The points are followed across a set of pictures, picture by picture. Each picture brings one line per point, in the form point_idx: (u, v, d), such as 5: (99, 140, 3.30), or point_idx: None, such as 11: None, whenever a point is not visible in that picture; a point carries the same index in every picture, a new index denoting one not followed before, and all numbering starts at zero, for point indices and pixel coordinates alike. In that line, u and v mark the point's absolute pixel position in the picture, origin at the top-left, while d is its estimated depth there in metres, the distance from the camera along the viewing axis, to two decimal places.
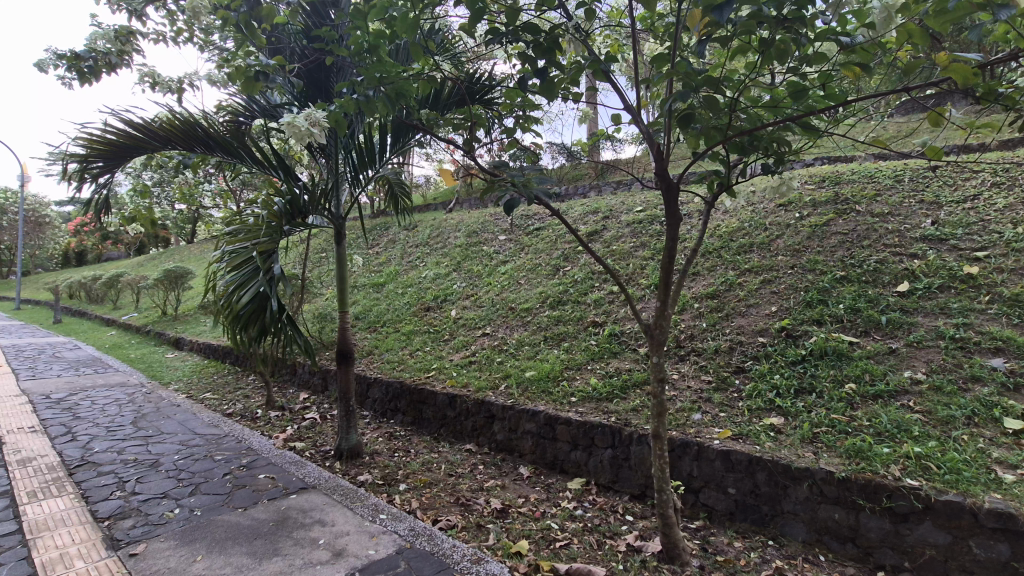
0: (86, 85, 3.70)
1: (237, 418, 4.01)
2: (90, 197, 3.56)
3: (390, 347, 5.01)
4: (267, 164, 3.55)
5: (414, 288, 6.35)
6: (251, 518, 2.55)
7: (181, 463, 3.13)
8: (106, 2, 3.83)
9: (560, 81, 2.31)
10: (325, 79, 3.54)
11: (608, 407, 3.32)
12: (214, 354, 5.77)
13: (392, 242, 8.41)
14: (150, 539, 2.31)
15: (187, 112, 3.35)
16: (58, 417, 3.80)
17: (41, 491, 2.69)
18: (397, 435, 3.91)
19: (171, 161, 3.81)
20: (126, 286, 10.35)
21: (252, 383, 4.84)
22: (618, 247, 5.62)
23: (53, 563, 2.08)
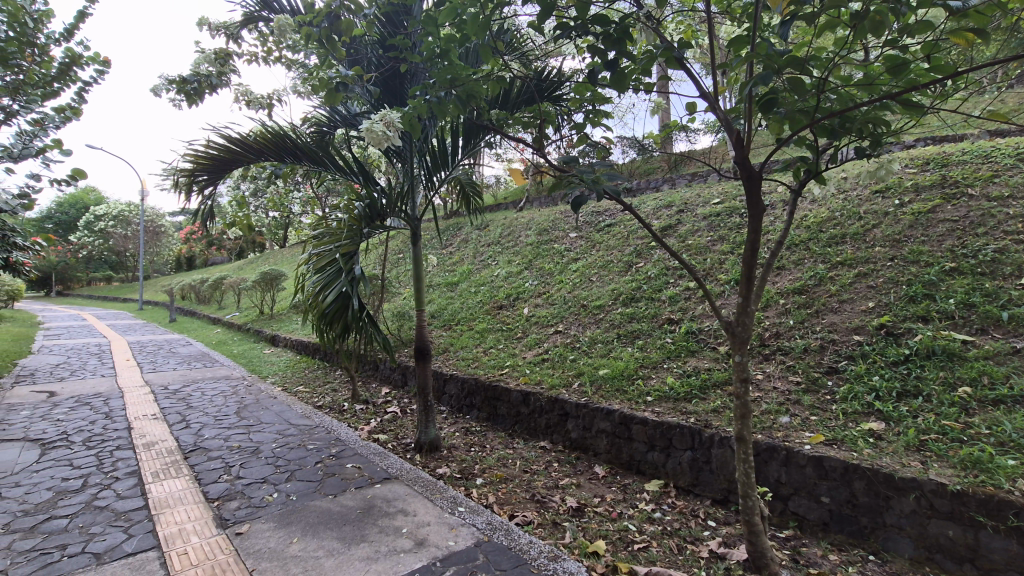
0: (192, 106, 4.09)
1: (326, 410, 4.27)
2: (197, 207, 3.93)
3: (465, 344, 5.13)
4: (349, 170, 3.75)
5: (487, 287, 6.46)
6: (341, 504, 2.71)
7: (278, 450, 3.39)
8: (208, 29, 4.22)
9: (631, 72, 2.25)
10: (400, 85, 3.68)
11: (686, 408, 3.21)
12: (305, 350, 6.19)
13: (465, 242, 8.61)
14: (252, 520, 2.52)
15: (277, 125, 3.62)
16: (175, 405, 4.25)
17: (162, 472, 3.01)
18: (473, 430, 4.00)
19: (265, 172, 4.12)
20: (229, 288, 11.36)
21: (339, 377, 5.14)
22: (695, 241, 5.41)
23: (173, 538, 2.33)
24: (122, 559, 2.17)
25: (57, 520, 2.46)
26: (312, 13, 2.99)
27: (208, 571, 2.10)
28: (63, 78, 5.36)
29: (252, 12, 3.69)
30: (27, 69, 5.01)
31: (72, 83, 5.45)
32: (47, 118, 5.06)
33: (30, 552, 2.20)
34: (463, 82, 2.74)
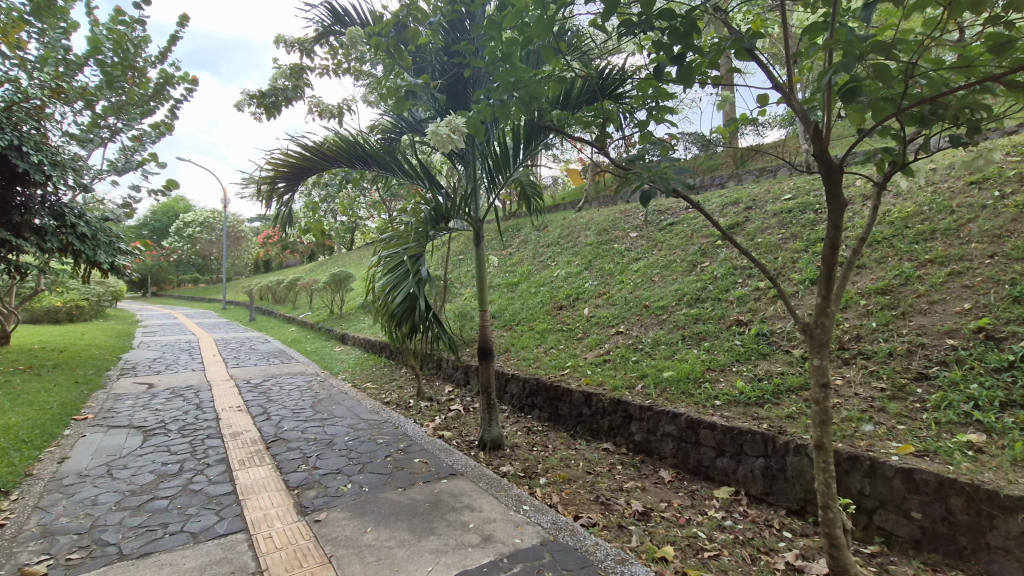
0: (270, 118, 4.36)
1: (393, 406, 4.43)
2: (276, 212, 4.18)
3: (526, 344, 5.15)
4: (415, 174, 3.88)
5: (546, 287, 6.46)
6: (410, 497, 2.80)
7: (350, 443, 3.55)
8: (284, 45, 4.49)
9: (698, 66, 2.19)
10: (464, 90, 3.76)
11: (757, 413, 3.07)
12: (372, 348, 6.45)
13: (524, 242, 8.66)
14: (329, 509, 2.65)
15: (349, 133, 3.81)
16: (257, 399, 4.54)
17: (248, 460, 3.23)
18: (535, 430, 4.02)
19: (337, 178, 4.33)
20: (302, 288, 12.01)
21: (404, 375, 5.31)
22: (764, 239, 5.17)
23: (260, 522, 2.50)
24: (215, 539, 2.34)
25: (159, 500, 2.69)
26: (381, 25, 3.13)
27: (290, 554, 2.24)
28: (158, 97, 5.89)
29: (325, 27, 3.88)
30: (128, 90, 5.54)
31: (166, 101, 5.97)
32: (145, 134, 5.57)
33: (138, 528, 2.42)
34: (527, 84, 2.76)
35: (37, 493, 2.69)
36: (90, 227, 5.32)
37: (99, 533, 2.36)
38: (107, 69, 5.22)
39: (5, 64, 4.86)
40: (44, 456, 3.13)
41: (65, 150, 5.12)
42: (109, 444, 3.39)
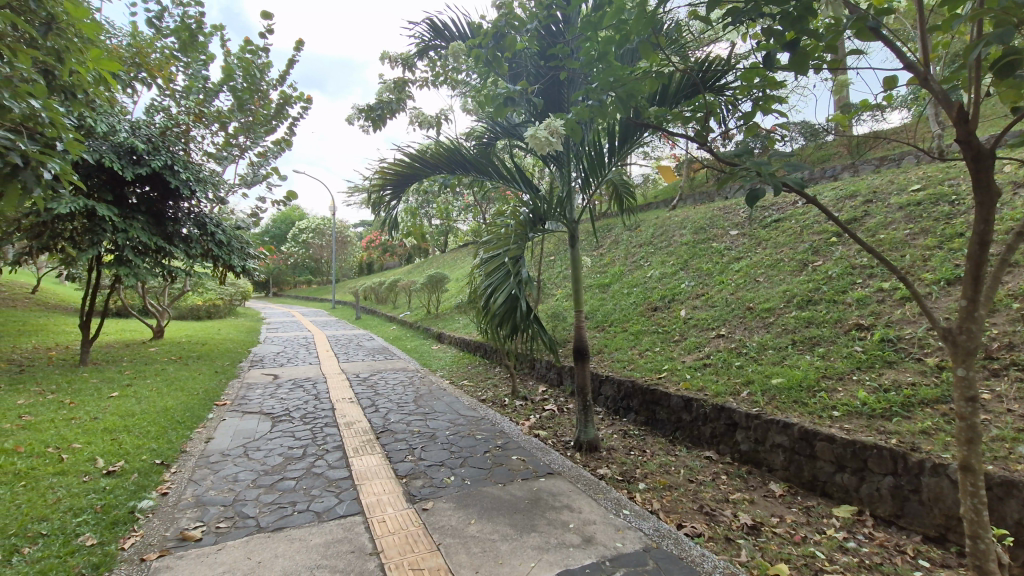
0: (377, 130, 4.67)
1: (489, 404, 4.55)
2: (384, 218, 4.45)
3: (620, 346, 5.07)
4: (512, 178, 3.97)
5: (640, 288, 6.31)
6: (510, 493, 2.87)
7: (451, 437, 3.71)
8: (389, 62, 4.79)
9: (814, 51, 2.02)
10: (560, 93, 3.78)
11: (884, 427, 2.79)
12: (467, 347, 6.67)
13: (616, 242, 8.53)
14: (435, 499, 2.79)
15: (450, 140, 3.98)
16: (366, 391, 4.88)
17: (360, 448, 3.48)
18: (631, 433, 3.94)
19: (437, 184, 4.54)
20: (401, 289, 12.73)
21: (499, 374, 5.44)
22: (888, 235, 4.69)
23: (374, 507, 2.68)
24: (336, 519, 2.55)
25: (287, 480, 2.97)
26: (481, 35, 3.24)
27: (402, 539, 2.38)
28: (279, 116, 6.52)
29: (426, 41, 4.09)
30: (255, 112, 6.19)
31: (286, 119, 6.60)
32: (269, 150, 6.20)
33: (272, 504, 2.69)
34: (625, 82, 2.72)
35: (190, 467, 3.08)
36: (225, 235, 6.03)
37: (241, 506, 2.66)
38: (238, 94, 5.87)
39: (159, 95, 5.63)
40: (194, 435, 3.59)
41: (205, 168, 5.83)
42: (244, 428, 3.81)
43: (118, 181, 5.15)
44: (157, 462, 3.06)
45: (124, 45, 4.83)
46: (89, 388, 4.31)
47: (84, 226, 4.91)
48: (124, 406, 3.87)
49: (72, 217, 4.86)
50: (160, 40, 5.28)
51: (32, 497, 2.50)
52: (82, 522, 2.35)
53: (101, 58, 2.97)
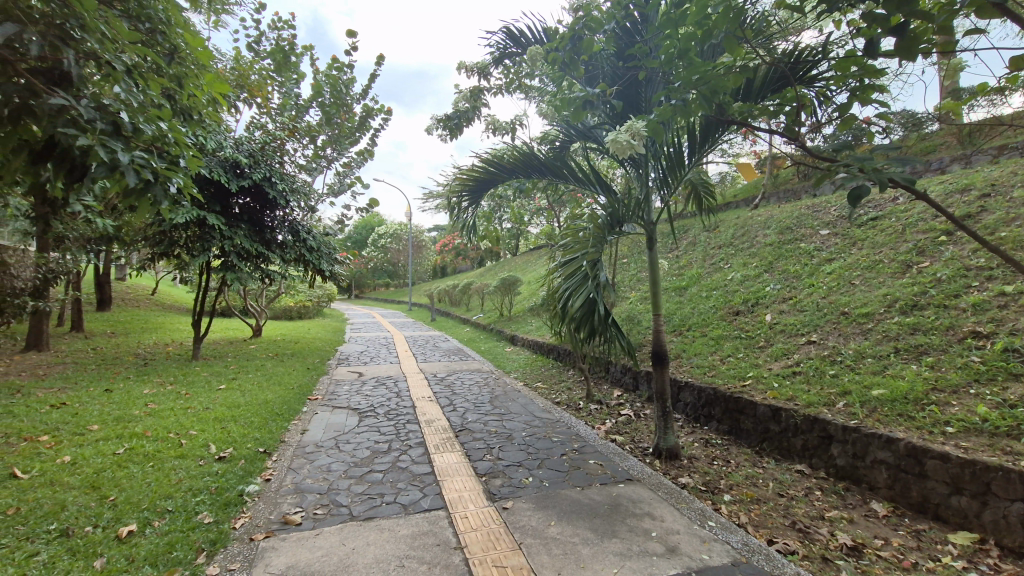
0: (455, 138, 4.81)
1: (564, 407, 4.55)
2: (462, 222, 4.57)
3: (699, 351, 4.89)
4: (588, 180, 3.97)
5: (720, 291, 6.05)
6: (589, 497, 2.85)
7: (528, 439, 3.74)
8: (465, 72, 4.93)
9: (925, 35, 1.86)
10: (639, 92, 3.70)
11: (1010, 447, 2.49)
12: (540, 349, 6.70)
13: (693, 244, 8.25)
14: (515, 499, 2.82)
15: (526, 144, 4.06)
16: (444, 391, 5.03)
17: (441, 445, 3.60)
18: (714, 443, 3.78)
19: (512, 189, 4.61)
20: (474, 291, 13.00)
21: (573, 377, 5.42)
22: (1011, 232, 4.20)
23: (457, 503, 2.76)
24: (422, 513, 2.65)
25: (375, 473, 3.13)
26: (559, 39, 3.27)
27: (485, 536, 2.43)
28: (362, 128, 6.89)
29: (503, 49, 4.18)
30: (341, 125, 6.59)
31: (368, 131, 6.97)
32: (353, 160, 6.58)
33: (363, 495, 2.84)
34: (710, 79, 2.64)
35: (289, 456, 3.33)
36: (315, 241, 6.45)
37: (334, 495, 2.83)
38: (326, 108, 6.28)
39: (257, 113, 6.12)
40: (291, 426, 3.87)
41: (297, 178, 6.26)
42: (335, 421, 4.06)
43: (223, 193, 5.66)
44: (260, 450, 3.33)
45: (229, 69, 5.31)
46: (201, 381, 4.77)
47: (196, 235, 5.44)
48: (231, 398, 4.25)
49: (186, 226, 5.39)
50: (258, 63, 5.75)
51: (159, 476, 2.80)
52: (200, 502, 2.61)
53: (214, 80, 3.35)
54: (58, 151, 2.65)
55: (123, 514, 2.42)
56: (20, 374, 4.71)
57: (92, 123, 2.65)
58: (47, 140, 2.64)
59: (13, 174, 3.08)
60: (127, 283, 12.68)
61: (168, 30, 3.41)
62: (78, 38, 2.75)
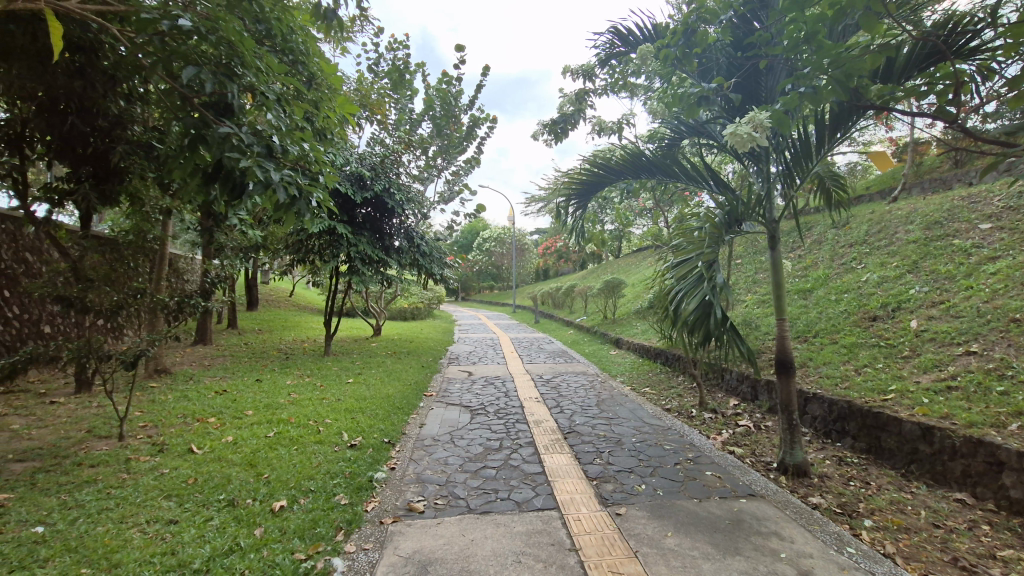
0: (560, 143, 4.86)
1: (675, 414, 4.39)
2: (569, 226, 4.57)
3: (829, 360, 4.46)
4: (701, 177, 3.79)
5: (852, 294, 5.48)
6: (708, 510, 2.72)
7: (638, 445, 3.66)
8: (570, 76, 4.96)
9: None
10: (758, 83, 3.49)
11: None
12: (647, 354, 6.52)
13: (818, 241, 7.57)
14: (628, 505, 2.78)
15: (635, 144, 3.99)
16: (550, 392, 5.10)
17: (550, 446, 3.64)
18: (850, 462, 3.42)
19: (619, 190, 4.55)
20: (577, 294, 13.00)
21: (683, 383, 5.20)
22: None
23: (569, 505, 2.78)
24: (535, 512, 2.70)
25: (488, 469, 3.25)
26: (671, 35, 3.17)
27: (599, 540, 2.42)
28: (469, 137, 7.20)
29: (611, 49, 4.13)
30: (451, 136, 6.94)
31: (475, 140, 7.26)
32: (461, 169, 6.89)
33: (478, 489, 2.96)
34: (847, 60, 2.41)
35: (410, 448, 3.56)
36: (428, 246, 6.84)
37: (452, 487, 2.98)
38: (437, 121, 6.67)
39: (377, 130, 6.64)
40: (411, 420, 4.13)
41: (412, 188, 6.68)
42: (449, 417, 4.28)
43: (349, 204, 6.21)
44: (385, 440, 3.59)
45: (353, 91, 5.82)
46: (332, 374, 5.27)
47: (327, 242, 6.02)
48: (359, 391, 4.64)
49: (318, 235, 5.98)
50: (378, 83, 6.25)
51: (303, 459, 3.14)
52: (337, 484, 2.88)
53: (344, 102, 3.66)
54: (223, 172, 3.07)
55: (276, 491, 2.73)
56: (192, 364, 5.53)
57: (250, 147, 3.04)
58: (215, 164, 3.07)
59: (190, 194, 3.63)
60: (270, 286, 14.37)
61: (307, 60, 3.83)
62: (239, 74, 3.18)
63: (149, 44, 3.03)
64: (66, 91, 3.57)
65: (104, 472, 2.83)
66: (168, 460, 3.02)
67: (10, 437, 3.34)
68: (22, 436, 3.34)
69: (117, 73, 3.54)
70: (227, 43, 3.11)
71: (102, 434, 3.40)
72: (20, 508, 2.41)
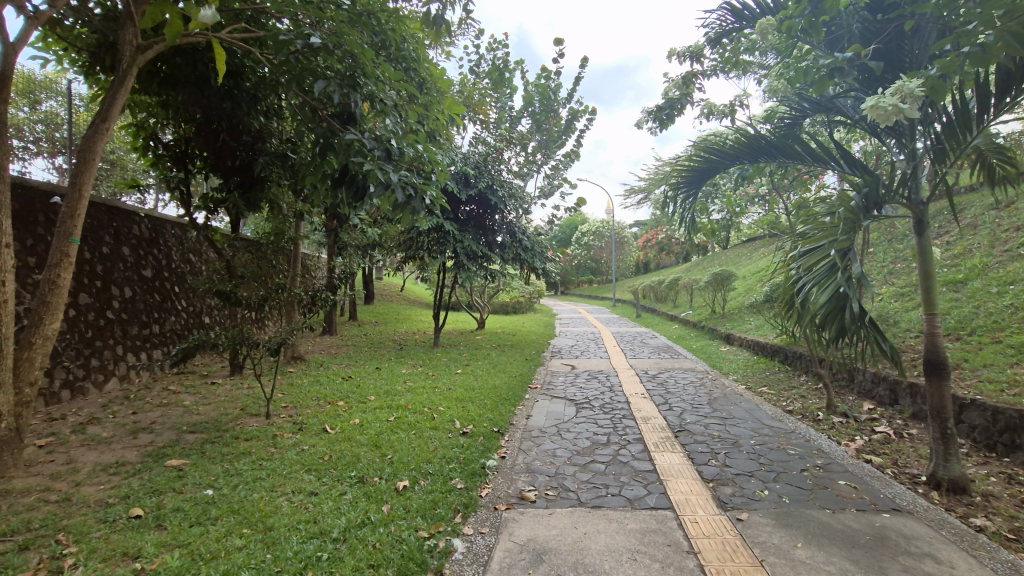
0: (665, 130, 4.67)
1: (799, 416, 4.06)
2: (677, 217, 4.38)
3: (990, 361, 3.87)
4: (827, 157, 3.42)
5: (1021, 286, 4.70)
6: (844, 523, 2.48)
7: (758, 448, 3.43)
8: (676, 58, 4.74)
9: None
10: (904, 47, 3.06)
11: None
12: (763, 351, 6.09)
13: (974, 225, 6.57)
14: (750, 511, 2.62)
15: (751, 126, 3.71)
16: (657, 388, 4.95)
17: (661, 444, 3.53)
18: (1022, 480, 2.93)
19: (732, 177, 4.28)
20: (682, 287, 12.47)
21: (806, 384, 4.79)
22: None
23: (684, 506, 2.68)
24: (648, 510, 2.64)
25: (598, 463, 3.23)
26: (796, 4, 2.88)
27: (719, 544, 2.31)
28: (569, 131, 7.16)
29: (726, 26, 3.84)
30: (551, 130, 6.96)
31: (574, 133, 7.22)
32: (561, 163, 6.88)
33: (589, 483, 2.95)
34: None
35: (518, 438, 3.64)
36: (530, 241, 6.91)
37: (562, 479, 3.00)
38: (537, 117, 6.72)
39: (479, 129, 6.84)
40: (518, 411, 4.23)
41: (513, 184, 6.80)
42: (554, 410, 4.32)
43: (455, 202, 6.46)
44: (495, 429, 3.71)
45: (457, 93, 6.04)
46: (443, 365, 5.54)
47: (435, 239, 6.32)
48: (467, 381, 4.84)
49: (427, 232, 6.30)
50: (480, 83, 6.43)
51: (421, 443, 3.34)
52: (452, 469, 3.02)
53: (452, 103, 3.79)
54: (348, 177, 3.34)
55: (399, 471, 2.94)
56: (321, 352, 6.11)
57: (371, 151, 3.26)
58: (341, 169, 3.34)
59: (319, 197, 3.99)
60: (383, 282, 15.45)
61: (419, 66, 4.03)
62: (362, 83, 3.42)
63: (285, 64, 3.36)
64: (219, 111, 4.09)
65: (256, 446, 3.21)
66: (307, 438, 3.36)
67: (184, 411, 3.92)
68: (192, 411, 3.90)
69: (258, 92, 3.97)
70: (350, 56, 3.36)
71: (253, 412, 3.87)
72: (194, 473, 2.82)
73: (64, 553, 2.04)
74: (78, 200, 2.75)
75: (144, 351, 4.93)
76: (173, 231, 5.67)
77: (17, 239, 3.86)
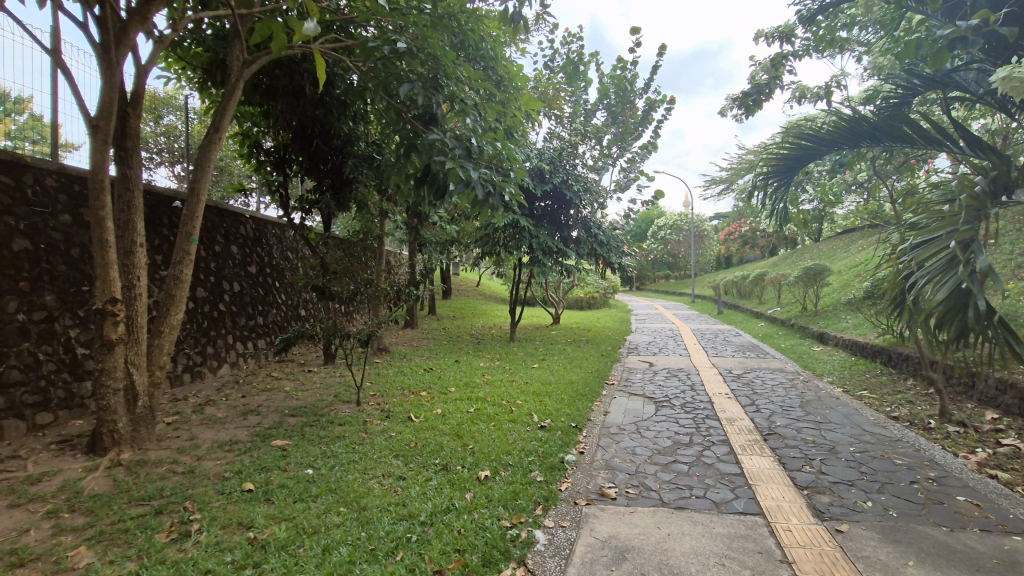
0: (752, 116, 4.42)
1: (906, 423, 3.71)
2: (766, 209, 4.12)
3: None
4: (945, 138, 3.10)
5: None
6: (964, 543, 2.24)
7: (859, 456, 3.18)
8: (764, 40, 4.47)
9: None
10: None
11: None
12: (863, 352, 5.62)
13: None
14: (852, 522, 2.44)
15: (853, 108, 3.43)
16: (742, 389, 4.72)
17: (748, 447, 3.37)
18: None
19: (828, 164, 3.97)
20: (769, 282, 11.76)
21: (915, 388, 4.37)
22: None
23: (776, 512, 2.54)
24: (736, 515, 2.53)
25: (680, 463, 3.14)
26: None
27: (817, 556, 2.17)
28: (645, 122, 6.98)
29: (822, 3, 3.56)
30: (627, 122, 6.82)
31: (651, 124, 7.02)
32: (638, 155, 6.73)
33: (671, 483, 2.87)
34: None
35: (596, 434, 3.61)
36: (606, 236, 6.82)
37: (643, 478, 2.95)
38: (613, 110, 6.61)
39: (554, 125, 6.84)
40: (595, 407, 4.19)
41: (588, 178, 6.74)
42: (633, 407, 4.24)
43: (530, 198, 6.50)
44: (573, 424, 3.71)
45: (531, 89, 6.08)
46: (520, 359, 5.62)
47: (510, 235, 6.40)
48: (544, 376, 4.88)
49: (503, 228, 6.39)
50: (554, 79, 6.43)
51: (500, 434, 3.41)
52: (532, 461, 3.05)
53: (530, 99, 3.81)
54: (431, 176, 3.46)
55: (480, 461, 3.02)
56: (404, 344, 6.40)
57: (452, 149, 3.35)
58: (424, 168, 3.47)
59: (404, 196, 4.16)
60: (461, 278, 15.90)
61: (497, 64, 4.09)
62: (443, 84, 3.52)
63: (373, 70, 3.54)
64: (312, 118, 4.37)
65: (349, 431, 3.42)
66: (394, 425, 3.53)
67: (286, 396, 4.26)
68: (293, 396, 4.23)
69: (347, 98, 4.20)
70: (433, 58, 3.46)
71: (345, 399, 4.12)
72: (296, 453, 3.06)
73: (191, 519, 2.30)
74: (197, 203, 3.06)
75: (251, 341, 5.41)
76: (273, 231, 6.15)
77: (147, 240, 4.36)
